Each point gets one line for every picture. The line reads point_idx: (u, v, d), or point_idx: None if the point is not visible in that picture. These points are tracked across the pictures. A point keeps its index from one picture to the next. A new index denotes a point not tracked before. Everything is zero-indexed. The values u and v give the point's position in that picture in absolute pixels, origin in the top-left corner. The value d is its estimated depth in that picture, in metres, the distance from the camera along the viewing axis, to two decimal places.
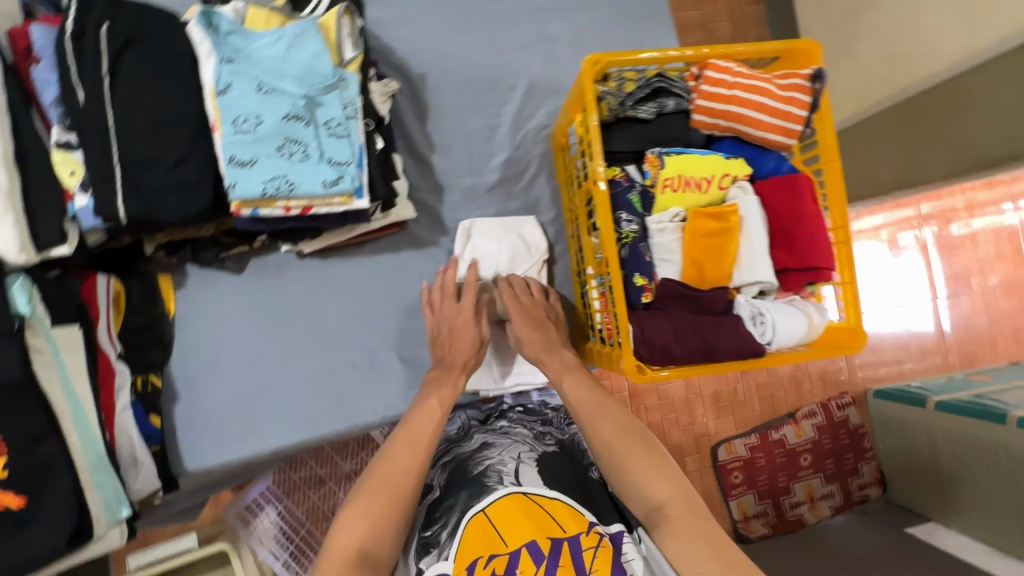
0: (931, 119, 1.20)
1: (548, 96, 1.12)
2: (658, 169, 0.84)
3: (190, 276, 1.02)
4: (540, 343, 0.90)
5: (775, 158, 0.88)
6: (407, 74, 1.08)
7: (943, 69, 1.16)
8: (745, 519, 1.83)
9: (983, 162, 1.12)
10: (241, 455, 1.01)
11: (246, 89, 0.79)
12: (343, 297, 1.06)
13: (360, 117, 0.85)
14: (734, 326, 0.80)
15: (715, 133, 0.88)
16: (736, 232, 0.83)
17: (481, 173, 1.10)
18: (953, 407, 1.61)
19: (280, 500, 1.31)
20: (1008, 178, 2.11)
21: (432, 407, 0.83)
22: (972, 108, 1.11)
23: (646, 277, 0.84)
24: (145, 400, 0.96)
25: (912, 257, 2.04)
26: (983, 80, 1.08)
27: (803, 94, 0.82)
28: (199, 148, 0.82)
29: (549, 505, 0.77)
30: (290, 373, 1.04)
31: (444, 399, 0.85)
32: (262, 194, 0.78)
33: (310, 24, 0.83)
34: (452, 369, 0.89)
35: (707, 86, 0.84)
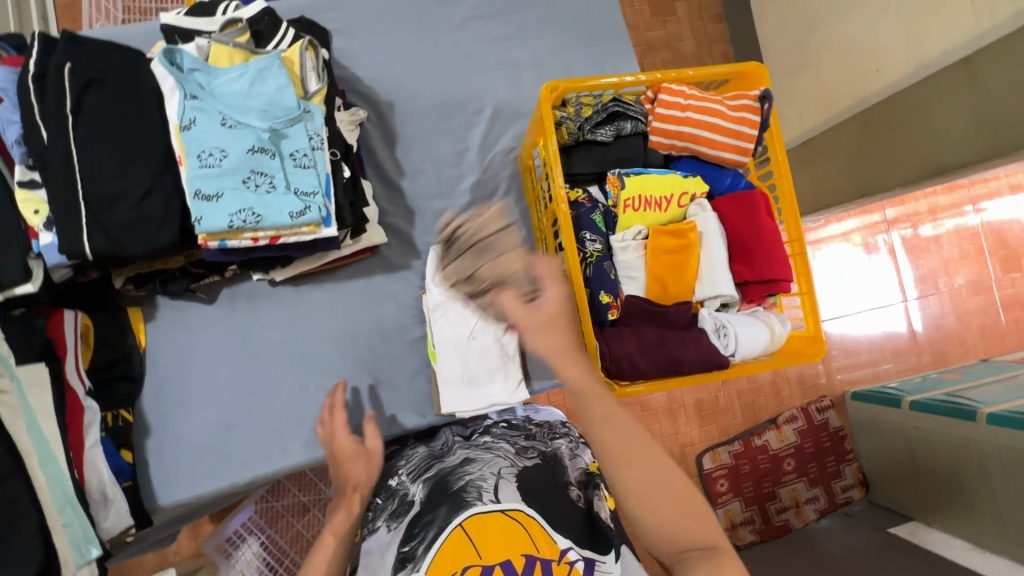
0: (886, 130, 1.25)
1: (514, 119, 1.15)
2: (619, 189, 0.88)
3: (161, 308, 1.02)
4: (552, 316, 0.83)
5: (731, 175, 0.92)
6: (374, 102, 1.10)
7: (894, 83, 1.22)
8: (734, 528, 1.85)
9: (936, 170, 1.16)
10: (216, 487, 1.00)
11: (210, 124, 0.80)
12: (316, 323, 1.06)
13: (325, 147, 0.87)
14: (698, 340, 0.82)
15: (672, 152, 0.92)
16: (696, 247, 0.85)
17: (451, 196, 1.12)
18: (926, 406, 1.65)
19: (262, 531, 1.29)
20: (967, 181, 2.19)
21: (327, 543, 0.88)
22: (923, 118, 1.16)
23: (611, 294, 0.86)
24: (114, 435, 0.94)
25: (880, 260, 2.10)
26: (933, 92, 1.13)
27: (752, 115, 0.86)
28: (165, 182, 0.83)
29: (524, 521, 0.76)
30: (264, 402, 1.03)
31: (337, 528, 0.90)
32: (229, 226, 0.79)
33: (274, 58, 0.84)
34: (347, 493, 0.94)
35: (661, 109, 0.87)
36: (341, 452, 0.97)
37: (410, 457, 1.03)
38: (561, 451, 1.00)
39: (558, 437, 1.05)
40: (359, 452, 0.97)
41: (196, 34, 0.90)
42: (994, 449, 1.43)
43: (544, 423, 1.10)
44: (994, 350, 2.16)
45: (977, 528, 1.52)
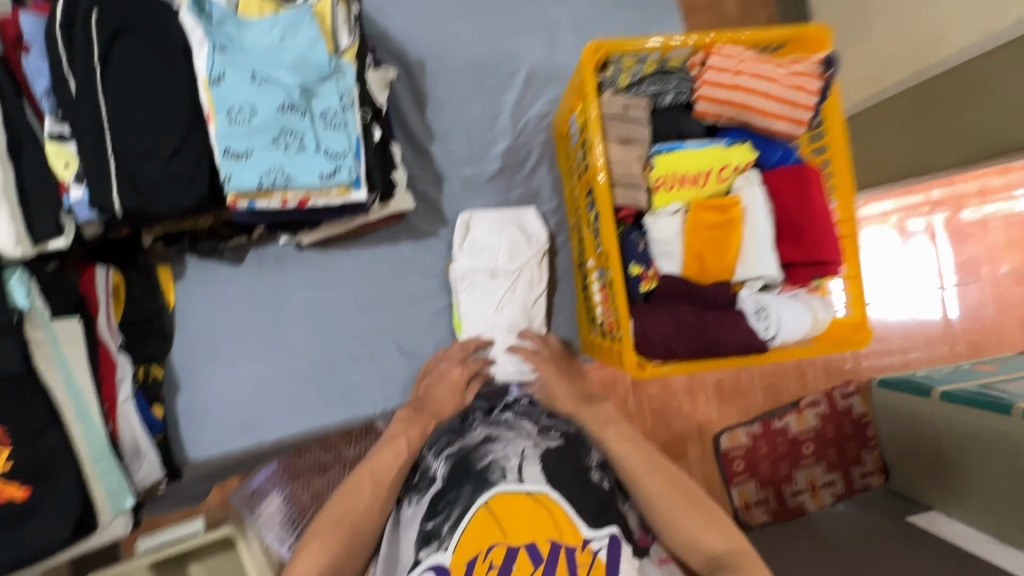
0: (947, 105, 1.16)
1: (549, 83, 1.10)
2: (648, 170, 0.82)
3: (189, 268, 1.01)
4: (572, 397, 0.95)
5: (782, 150, 0.86)
6: (404, 61, 1.06)
7: (955, 54, 1.12)
8: (747, 507, 1.84)
9: (999, 149, 1.09)
10: (244, 445, 1.02)
11: (239, 80, 0.76)
12: (342, 288, 1.05)
13: (356, 108, 0.83)
14: (736, 322, 0.78)
15: (720, 122, 0.85)
16: (739, 224, 0.81)
17: (481, 162, 1.09)
18: (955, 396, 1.60)
19: (285, 486, 1.32)
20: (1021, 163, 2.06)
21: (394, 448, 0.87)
22: (987, 94, 1.08)
23: (642, 264, 0.83)
24: (146, 391, 0.96)
25: (919, 244, 2.01)
26: (1000, 64, 1.05)
27: (811, 82, 0.79)
28: (194, 140, 0.81)
29: (550, 505, 0.77)
30: (289, 364, 1.04)
31: (413, 435, 0.89)
32: (259, 186, 0.77)
33: (305, 10, 0.81)
34: (426, 416, 0.93)
35: (712, 74, 0.80)
36: (450, 378, 0.97)
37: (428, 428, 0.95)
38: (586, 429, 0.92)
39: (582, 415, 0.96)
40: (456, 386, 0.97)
41: None
42: None
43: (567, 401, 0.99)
44: None
45: (995, 518, 1.48)
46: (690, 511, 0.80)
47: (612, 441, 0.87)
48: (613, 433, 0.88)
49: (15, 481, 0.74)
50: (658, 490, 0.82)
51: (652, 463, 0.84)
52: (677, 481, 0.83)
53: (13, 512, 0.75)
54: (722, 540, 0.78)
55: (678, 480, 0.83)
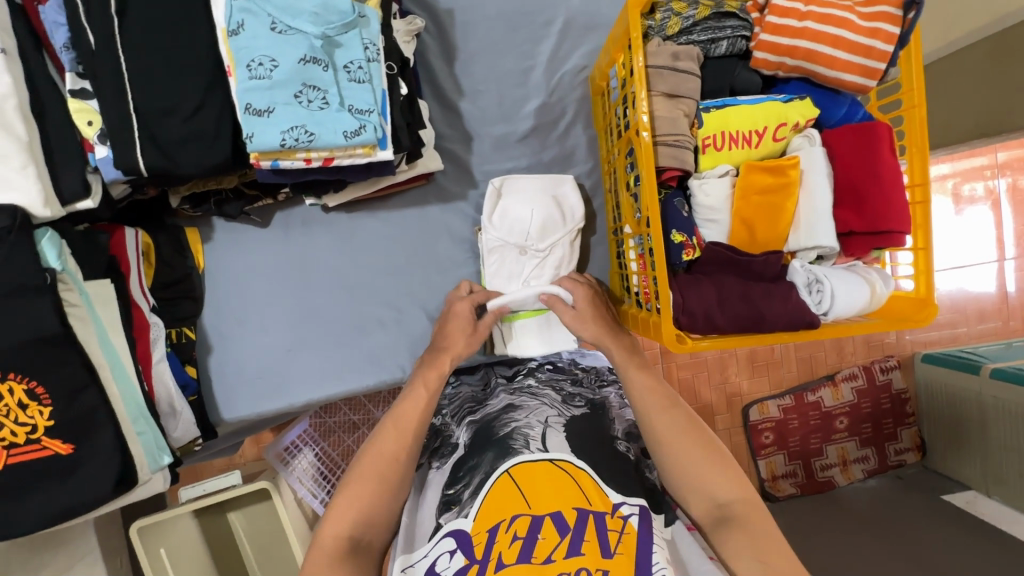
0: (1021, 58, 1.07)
1: (587, 32, 1.01)
2: (695, 129, 0.76)
3: (217, 230, 1.00)
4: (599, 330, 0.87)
5: (848, 103, 0.77)
6: (432, 9, 0.99)
7: None
8: (773, 480, 1.82)
9: None
10: (275, 407, 1.03)
11: (259, 29, 0.71)
12: (370, 252, 1.03)
13: (381, 60, 0.78)
14: (786, 296, 0.73)
15: (779, 73, 0.77)
16: (795, 188, 0.74)
17: (513, 121, 1.02)
18: (1007, 375, 1.50)
19: (317, 443, 1.35)
20: None
21: (420, 397, 0.85)
22: None
23: (685, 233, 0.76)
24: (179, 351, 0.98)
25: (975, 215, 1.85)
26: None
27: (890, 25, 0.70)
28: (215, 95, 0.78)
29: (575, 473, 0.76)
30: (317, 328, 1.03)
31: (430, 383, 0.86)
32: (282, 145, 0.73)
33: None
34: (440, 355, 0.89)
35: (774, 17, 0.72)
36: (455, 319, 0.91)
37: (452, 396, 1.01)
38: (609, 399, 0.97)
39: (606, 384, 1.02)
40: (472, 326, 0.91)
41: None
42: None
43: (591, 368, 1.05)
44: None
45: None
46: (701, 454, 0.77)
47: (633, 375, 0.84)
48: (634, 371, 0.84)
49: (57, 437, 0.76)
50: (673, 431, 0.78)
51: (670, 403, 0.81)
52: (694, 424, 0.80)
53: (59, 466, 0.77)
54: (729, 487, 0.75)
55: (696, 423, 0.80)
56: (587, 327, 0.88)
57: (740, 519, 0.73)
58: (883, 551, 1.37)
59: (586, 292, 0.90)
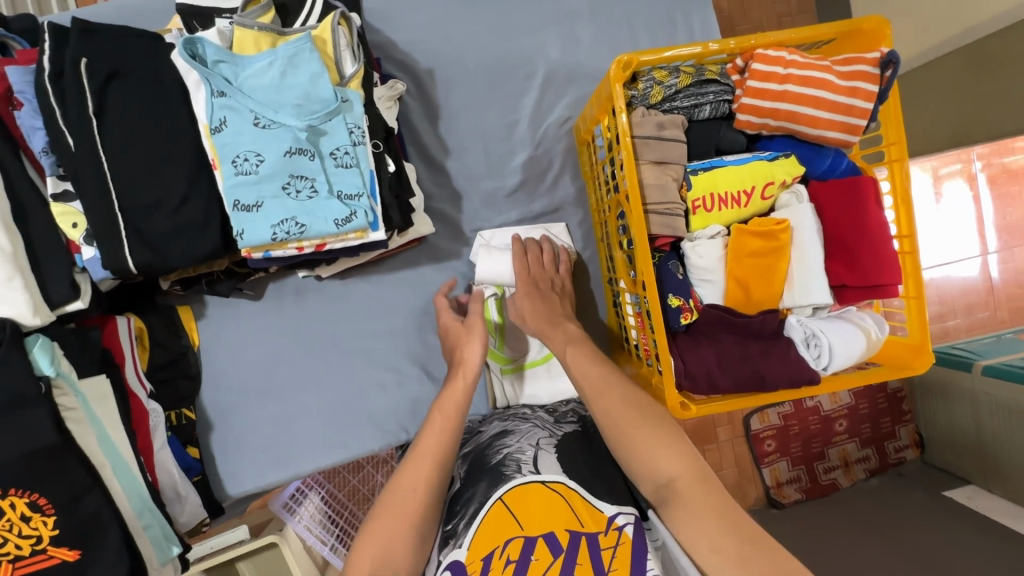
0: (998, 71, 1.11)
1: (569, 84, 1.01)
2: (685, 190, 0.76)
3: (210, 305, 0.99)
4: (541, 317, 0.87)
5: (832, 155, 0.78)
6: (412, 71, 0.99)
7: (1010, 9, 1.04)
8: (778, 486, 1.84)
9: None
10: (281, 477, 1.02)
11: (242, 124, 0.71)
12: (365, 317, 1.03)
13: (367, 141, 0.77)
14: (784, 354, 0.73)
15: (762, 131, 0.78)
16: (787, 249, 0.75)
17: (501, 176, 1.02)
18: (1001, 372, 1.50)
19: (322, 487, 1.35)
20: None
21: (436, 423, 0.81)
22: None
23: (682, 296, 0.77)
24: (180, 433, 0.97)
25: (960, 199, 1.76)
26: None
27: (869, 83, 0.71)
28: (200, 187, 0.77)
29: (566, 493, 0.76)
30: (318, 396, 1.03)
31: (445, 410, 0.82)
32: (273, 239, 0.72)
33: (305, 39, 0.72)
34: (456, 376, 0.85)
35: (755, 81, 0.72)
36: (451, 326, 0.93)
37: None
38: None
39: None
40: (466, 327, 0.90)
41: (216, 14, 0.75)
42: None
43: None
44: None
45: None
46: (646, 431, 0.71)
47: (569, 361, 0.81)
48: (571, 356, 0.81)
49: (63, 545, 0.75)
50: (612, 411, 0.73)
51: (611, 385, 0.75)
52: (635, 401, 0.74)
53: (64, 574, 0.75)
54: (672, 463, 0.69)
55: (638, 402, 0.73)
56: (528, 321, 0.88)
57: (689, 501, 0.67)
58: (890, 556, 1.38)
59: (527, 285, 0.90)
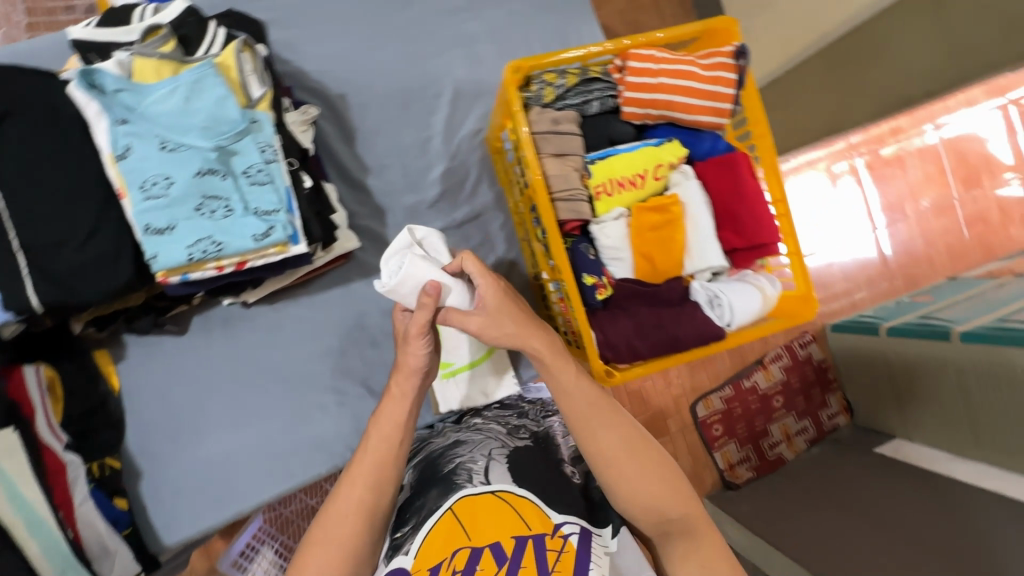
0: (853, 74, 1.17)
1: (477, 99, 1.08)
2: (586, 178, 0.83)
3: (129, 347, 0.95)
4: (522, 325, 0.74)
5: (710, 138, 0.88)
6: (324, 95, 1.02)
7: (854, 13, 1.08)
8: (731, 468, 1.62)
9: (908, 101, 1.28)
10: (223, 518, 0.99)
11: (149, 149, 0.71)
12: (299, 340, 1.02)
13: (281, 158, 0.79)
14: (692, 316, 0.80)
15: (647, 121, 0.87)
16: (681, 221, 0.83)
17: (421, 189, 1.07)
18: (902, 330, 1.39)
19: (275, 539, 1.20)
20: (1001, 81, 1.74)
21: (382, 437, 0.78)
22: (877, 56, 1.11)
23: (595, 275, 0.83)
24: (104, 485, 0.92)
25: (850, 187, 1.71)
26: (884, 25, 1.06)
27: (728, 73, 0.81)
28: (110, 217, 0.76)
29: (516, 502, 0.78)
30: (255, 428, 1.00)
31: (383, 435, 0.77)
32: (189, 260, 0.72)
33: (208, 65, 0.74)
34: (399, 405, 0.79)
35: (633, 77, 0.81)
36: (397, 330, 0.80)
37: None
38: (554, 428, 0.96)
39: (551, 414, 1.02)
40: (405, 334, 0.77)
41: (114, 47, 0.76)
42: (981, 367, 1.18)
43: (536, 402, 1.06)
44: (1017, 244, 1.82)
45: (978, 445, 1.26)
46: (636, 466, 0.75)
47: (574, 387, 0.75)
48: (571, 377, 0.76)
49: None
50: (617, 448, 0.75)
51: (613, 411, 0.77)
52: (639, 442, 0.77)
53: None
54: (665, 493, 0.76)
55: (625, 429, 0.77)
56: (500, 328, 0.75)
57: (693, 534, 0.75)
58: None
59: (496, 281, 0.74)
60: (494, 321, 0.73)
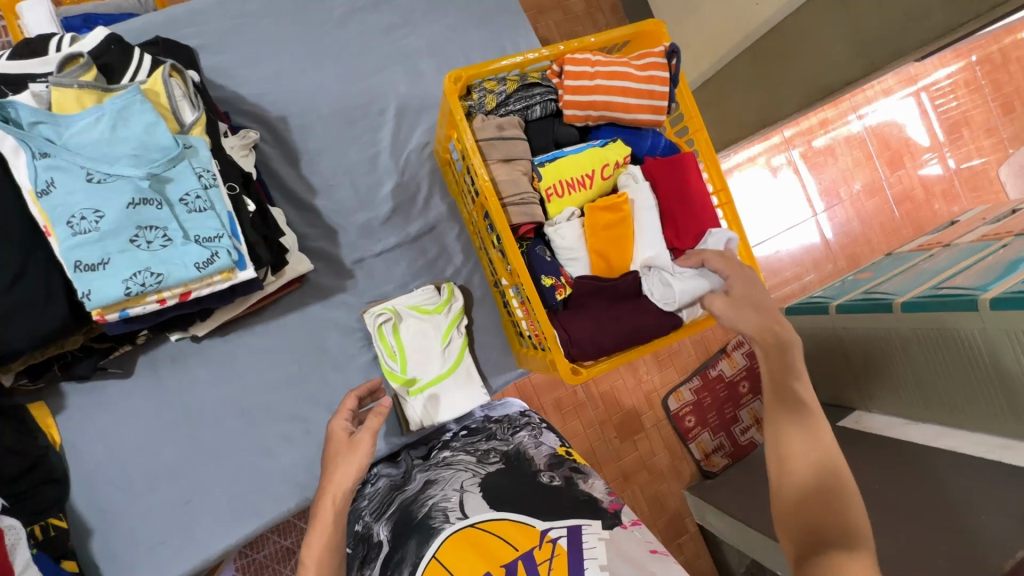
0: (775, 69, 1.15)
1: (421, 112, 1.08)
2: (538, 181, 0.85)
3: (69, 396, 0.90)
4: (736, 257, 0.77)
5: (650, 136, 0.91)
6: (264, 119, 1.00)
7: (773, 16, 1.05)
8: (707, 457, 1.61)
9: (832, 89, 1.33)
10: (185, 569, 0.92)
11: (73, 182, 0.68)
12: (255, 371, 0.97)
13: (220, 183, 0.77)
14: (647, 304, 0.83)
15: (589, 123, 0.89)
16: (631, 218, 0.85)
17: (372, 206, 1.05)
18: (850, 308, 1.40)
19: None
20: (912, 70, 1.88)
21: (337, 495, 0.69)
22: (792, 55, 1.10)
23: (552, 275, 0.85)
24: (49, 548, 0.84)
25: (788, 179, 1.81)
26: (795, 26, 1.05)
27: (661, 71, 0.84)
28: (36, 258, 0.71)
29: (496, 529, 0.76)
30: (215, 468, 0.95)
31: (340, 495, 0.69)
32: (127, 294, 0.69)
33: (134, 91, 0.71)
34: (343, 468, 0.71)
35: (570, 81, 0.84)
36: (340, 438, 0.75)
37: (370, 496, 0.94)
38: (525, 442, 0.94)
39: (520, 429, 0.99)
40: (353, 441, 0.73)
41: (30, 79, 0.72)
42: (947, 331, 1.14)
43: (504, 418, 1.03)
44: (944, 216, 1.94)
45: (950, 408, 1.21)
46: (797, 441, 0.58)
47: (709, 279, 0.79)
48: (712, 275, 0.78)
49: None
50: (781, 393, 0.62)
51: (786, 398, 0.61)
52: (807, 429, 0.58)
53: None
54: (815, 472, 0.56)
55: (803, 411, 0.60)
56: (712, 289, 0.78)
57: (841, 569, 0.49)
58: None
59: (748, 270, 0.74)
60: (737, 310, 0.69)
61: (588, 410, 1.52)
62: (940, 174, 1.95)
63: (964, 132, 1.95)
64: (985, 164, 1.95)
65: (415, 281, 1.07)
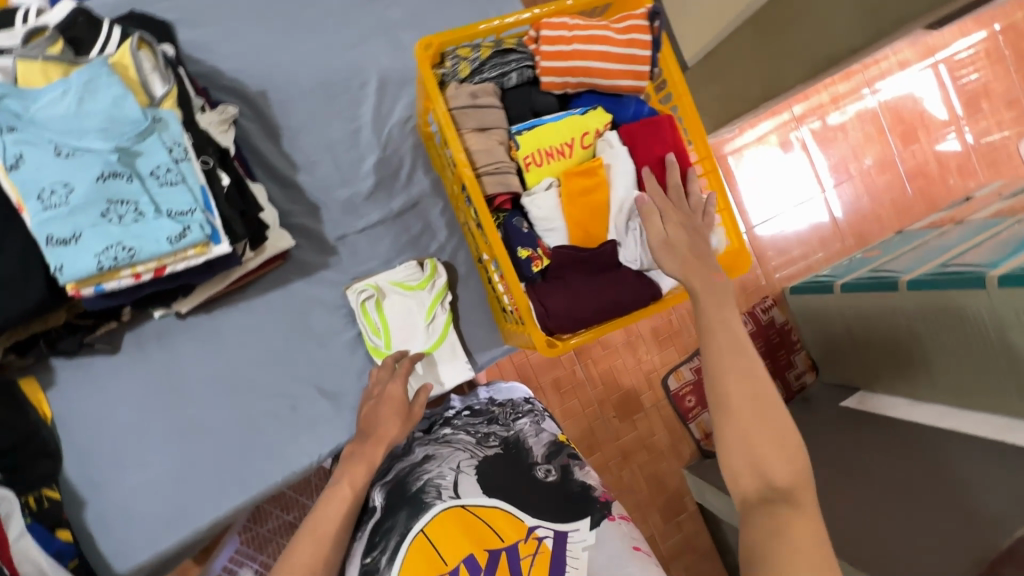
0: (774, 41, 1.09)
1: (404, 85, 1.06)
2: (515, 150, 0.83)
3: (58, 371, 0.92)
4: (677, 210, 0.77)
5: (633, 103, 0.89)
6: (243, 94, 0.99)
7: None
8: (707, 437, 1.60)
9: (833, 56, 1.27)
10: (176, 540, 0.95)
11: (43, 157, 0.68)
12: (241, 347, 0.98)
13: (192, 157, 0.76)
14: (624, 279, 0.83)
15: (568, 90, 0.87)
16: (607, 184, 0.83)
17: (355, 182, 1.04)
18: (855, 286, 1.34)
19: (256, 557, 1.15)
20: (931, 39, 1.80)
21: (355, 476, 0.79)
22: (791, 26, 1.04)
23: (529, 247, 0.83)
24: (43, 518, 0.87)
25: (798, 158, 1.76)
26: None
27: (641, 34, 0.82)
28: (12, 234, 0.72)
29: (485, 514, 0.77)
30: (203, 442, 0.97)
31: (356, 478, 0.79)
32: (100, 268, 0.69)
33: (100, 64, 0.71)
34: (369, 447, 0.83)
35: (546, 46, 0.81)
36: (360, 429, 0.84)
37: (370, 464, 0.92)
38: (525, 430, 0.92)
39: (522, 415, 0.96)
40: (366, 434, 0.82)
41: None
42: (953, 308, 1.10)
43: (507, 402, 0.99)
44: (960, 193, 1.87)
45: (957, 388, 1.18)
46: (764, 430, 0.60)
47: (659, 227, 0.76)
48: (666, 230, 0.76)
49: None
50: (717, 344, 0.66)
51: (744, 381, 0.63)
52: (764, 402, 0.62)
53: None
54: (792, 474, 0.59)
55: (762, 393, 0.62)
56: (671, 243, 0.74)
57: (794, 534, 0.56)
58: None
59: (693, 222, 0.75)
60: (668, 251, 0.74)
61: (587, 390, 1.52)
62: (957, 149, 1.87)
63: (984, 105, 1.87)
64: (1005, 138, 1.88)
65: (399, 258, 1.07)
